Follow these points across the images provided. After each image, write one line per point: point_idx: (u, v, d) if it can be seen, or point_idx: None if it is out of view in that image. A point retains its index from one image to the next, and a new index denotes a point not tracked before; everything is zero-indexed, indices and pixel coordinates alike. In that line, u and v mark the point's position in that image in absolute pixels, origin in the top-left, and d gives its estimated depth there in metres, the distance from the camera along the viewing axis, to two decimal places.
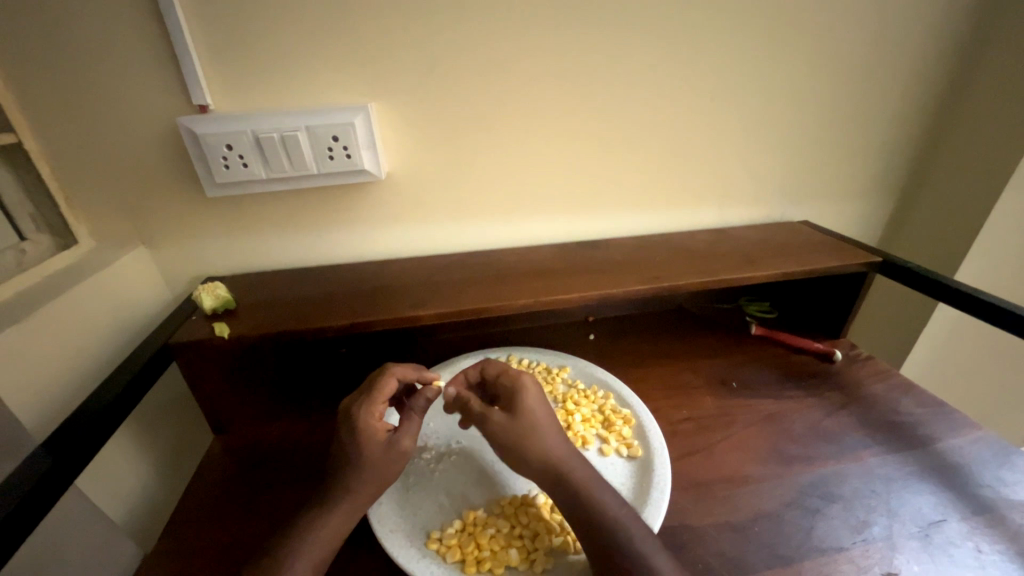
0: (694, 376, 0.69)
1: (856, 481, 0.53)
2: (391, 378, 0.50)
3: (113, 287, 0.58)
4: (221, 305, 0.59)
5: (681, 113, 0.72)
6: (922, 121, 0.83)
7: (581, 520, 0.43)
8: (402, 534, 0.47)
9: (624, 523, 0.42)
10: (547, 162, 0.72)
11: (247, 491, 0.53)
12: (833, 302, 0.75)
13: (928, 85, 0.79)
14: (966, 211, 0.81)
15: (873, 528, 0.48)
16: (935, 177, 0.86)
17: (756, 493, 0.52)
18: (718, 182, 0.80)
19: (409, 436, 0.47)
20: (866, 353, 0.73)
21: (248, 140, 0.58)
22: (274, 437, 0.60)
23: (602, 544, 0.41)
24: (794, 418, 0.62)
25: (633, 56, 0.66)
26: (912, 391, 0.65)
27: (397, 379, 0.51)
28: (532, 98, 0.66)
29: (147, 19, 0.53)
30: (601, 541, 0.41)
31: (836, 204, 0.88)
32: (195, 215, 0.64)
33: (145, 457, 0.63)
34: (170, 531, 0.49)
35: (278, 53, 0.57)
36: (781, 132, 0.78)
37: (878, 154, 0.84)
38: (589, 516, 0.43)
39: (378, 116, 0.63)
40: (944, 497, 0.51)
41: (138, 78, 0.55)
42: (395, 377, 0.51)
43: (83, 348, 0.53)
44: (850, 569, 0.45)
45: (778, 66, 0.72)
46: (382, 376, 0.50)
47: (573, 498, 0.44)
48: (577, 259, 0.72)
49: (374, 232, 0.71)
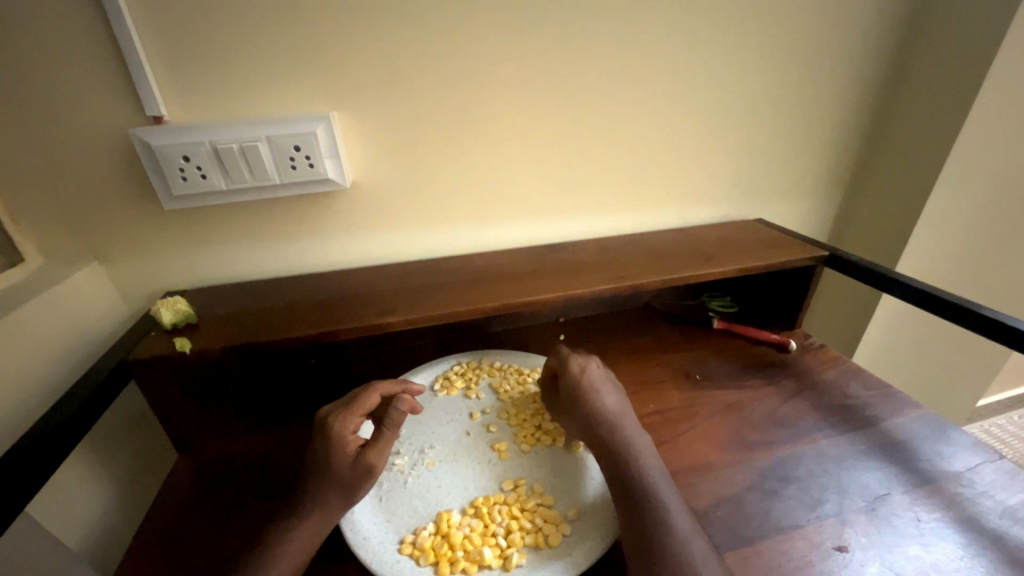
0: (660, 370, 0.71)
1: (810, 462, 0.57)
2: (374, 393, 0.51)
3: (65, 305, 0.56)
4: (182, 320, 0.57)
5: (638, 118, 0.75)
6: (860, 123, 0.89)
7: (622, 494, 0.47)
8: (375, 540, 0.46)
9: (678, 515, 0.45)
10: (512, 167, 0.73)
11: (214, 509, 0.52)
12: (786, 294, 0.79)
13: (862, 90, 0.86)
14: (903, 206, 0.87)
15: (825, 505, 0.51)
16: (874, 175, 0.93)
17: (718, 479, 0.55)
18: (677, 184, 0.84)
19: (379, 451, 0.47)
20: (818, 342, 0.77)
21: (206, 151, 0.57)
22: (242, 453, 0.58)
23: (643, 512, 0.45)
24: (753, 406, 0.65)
25: (590, 64, 0.69)
26: (860, 375, 0.70)
27: (379, 394, 0.51)
28: (496, 105, 0.68)
29: (95, 31, 0.51)
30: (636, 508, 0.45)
31: (787, 202, 0.93)
32: (152, 229, 0.63)
33: (104, 481, 0.61)
34: (133, 554, 0.47)
35: (237, 62, 0.57)
36: (733, 135, 0.82)
37: (822, 154, 0.90)
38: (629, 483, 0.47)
39: (341, 125, 0.63)
40: (888, 472, 0.55)
41: (87, 90, 0.54)
42: (378, 392, 0.51)
43: (32, 369, 0.51)
44: (805, 545, 0.48)
45: (727, 73, 0.76)
46: (365, 390, 0.50)
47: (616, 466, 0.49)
48: (545, 261, 0.74)
49: (341, 241, 0.71)
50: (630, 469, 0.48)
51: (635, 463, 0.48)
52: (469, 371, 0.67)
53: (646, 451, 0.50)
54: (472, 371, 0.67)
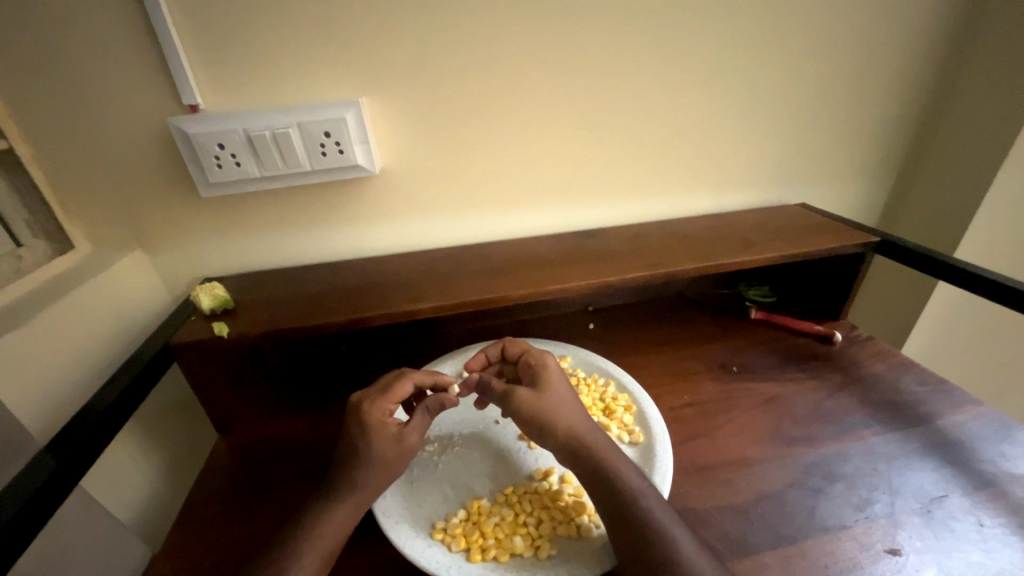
0: (694, 361, 0.69)
1: (858, 460, 0.54)
2: (406, 380, 0.50)
3: (112, 291, 0.59)
4: (219, 306, 0.59)
5: (675, 98, 0.72)
6: (919, 97, 0.82)
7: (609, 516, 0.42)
8: (407, 525, 0.47)
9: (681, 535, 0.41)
10: (542, 151, 0.71)
11: (253, 489, 0.53)
12: (832, 283, 0.75)
13: (924, 62, 0.79)
14: (965, 188, 0.81)
15: (875, 505, 0.49)
16: (933, 156, 0.86)
17: (758, 475, 0.52)
18: (715, 167, 0.80)
19: (416, 432, 0.49)
20: (866, 334, 0.73)
21: (239, 138, 0.58)
22: (279, 435, 0.60)
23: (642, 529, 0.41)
24: (796, 400, 0.62)
25: (625, 42, 0.65)
26: (913, 369, 0.65)
27: (412, 383, 0.51)
28: (526, 87, 0.66)
29: (133, 21, 0.52)
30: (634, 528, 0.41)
31: (834, 184, 0.88)
32: (190, 217, 0.64)
33: (152, 459, 0.63)
34: (180, 529, 0.49)
35: (266, 47, 0.56)
36: (777, 114, 0.77)
37: (874, 133, 0.84)
38: (620, 501, 0.42)
39: (370, 111, 0.62)
40: (946, 473, 0.52)
41: (127, 80, 0.55)
42: (412, 380, 0.51)
43: (82, 351, 0.53)
44: (853, 546, 0.45)
45: (772, 45, 0.71)
46: (398, 377, 0.50)
47: (603, 484, 0.44)
48: (575, 248, 0.72)
49: (370, 228, 0.71)
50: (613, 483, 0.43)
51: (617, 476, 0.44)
52: None
53: (628, 464, 0.45)
54: None
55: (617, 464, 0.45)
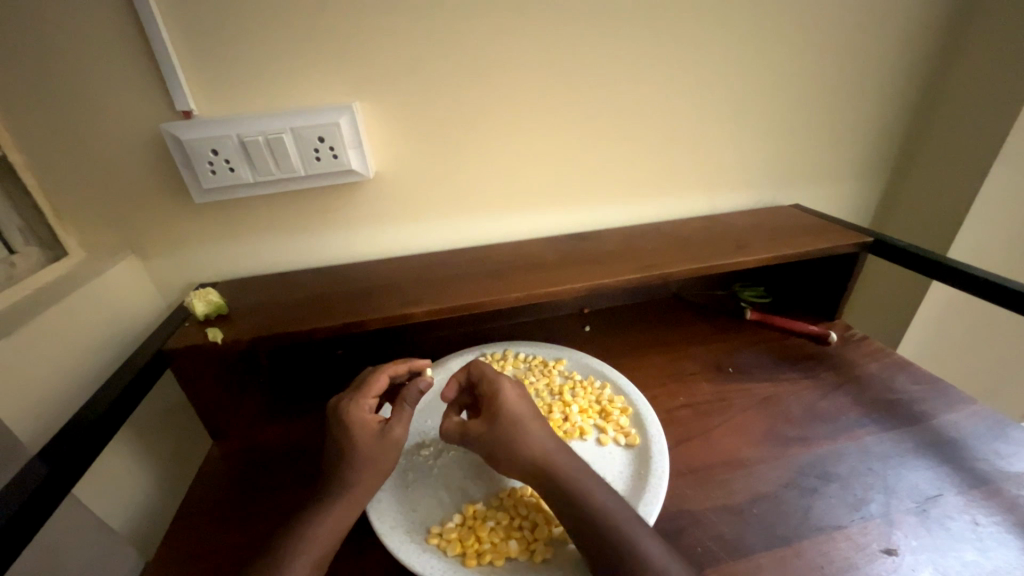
0: (690, 363, 0.69)
1: (853, 460, 0.54)
2: (381, 374, 0.51)
3: (105, 296, 0.58)
4: (214, 311, 0.58)
5: (668, 101, 0.72)
6: (910, 98, 0.83)
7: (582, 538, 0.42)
8: (403, 530, 0.47)
9: (662, 560, 0.40)
10: (536, 155, 0.72)
11: (247, 495, 0.53)
12: (826, 283, 0.75)
13: (914, 63, 0.79)
14: (956, 188, 0.82)
15: (870, 505, 0.49)
16: (924, 156, 0.87)
17: (753, 476, 0.52)
18: (708, 169, 0.80)
19: (401, 425, 0.48)
20: (860, 334, 0.73)
21: (233, 144, 0.58)
22: (273, 441, 0.60)
23: (619, 549, 0.40)
24: (791, 400, 0.62)
25: (617, 45, 0.66)
26: (908, 368, 0.66)
27: (388, 376, 0.52)
28: (519, 91, 0.66)
29: (126, 28, 0.52)
30: (612, 547, 0.40)
31: (827, 185, 0.88)
32: (184, 222, 0.64)
33: (145, 466, 0.63)
34: (174, 535, 0.49)
35: (261, 53, 0.57)
36: (769, 116, 0.78)
37: (866, 134, 0.84)
38: (600, 519, 0.42)
39: (364, 116, 0.63)
40: (941, 472, 0.52)
41: (119, 87, 0.55)
42: (386, 373, 0.51)
43: (75, 358, 0.53)
44: (849, 546, 0.45)
45: (763, 49, 0.72)
46: (373, 372, 0.51)
47: (580, 506, 0.43)
48: (569, 250, 0.72)
49: (365, 232, 0.71)
50: (589, 506, 0.43)
51: (591, 497, 0.43)
52: (493, 362, 0.65)
53: (598, 484, 0.45)
54: (497, 361, 0.66)
55: (588, 483, 0.44)
